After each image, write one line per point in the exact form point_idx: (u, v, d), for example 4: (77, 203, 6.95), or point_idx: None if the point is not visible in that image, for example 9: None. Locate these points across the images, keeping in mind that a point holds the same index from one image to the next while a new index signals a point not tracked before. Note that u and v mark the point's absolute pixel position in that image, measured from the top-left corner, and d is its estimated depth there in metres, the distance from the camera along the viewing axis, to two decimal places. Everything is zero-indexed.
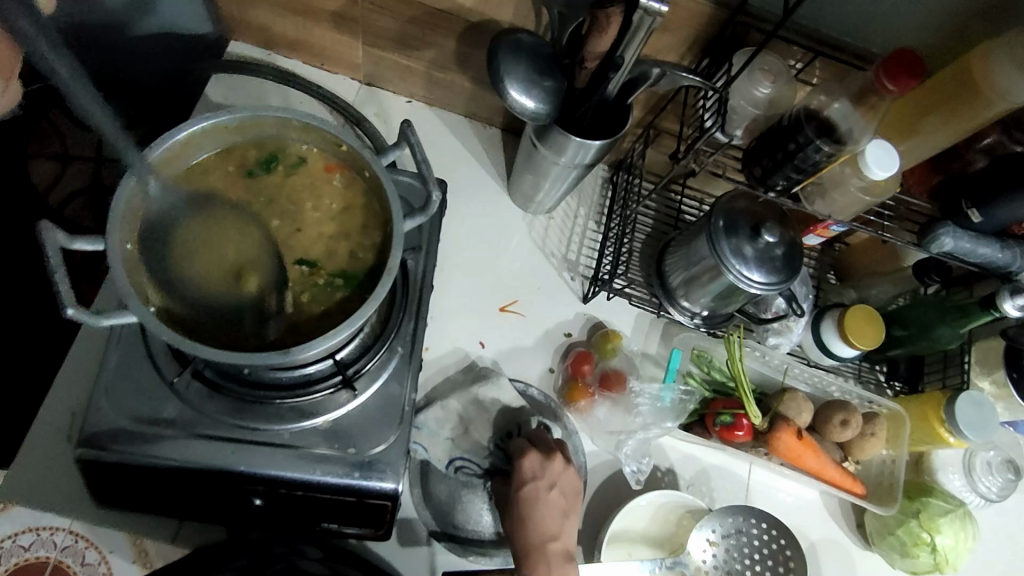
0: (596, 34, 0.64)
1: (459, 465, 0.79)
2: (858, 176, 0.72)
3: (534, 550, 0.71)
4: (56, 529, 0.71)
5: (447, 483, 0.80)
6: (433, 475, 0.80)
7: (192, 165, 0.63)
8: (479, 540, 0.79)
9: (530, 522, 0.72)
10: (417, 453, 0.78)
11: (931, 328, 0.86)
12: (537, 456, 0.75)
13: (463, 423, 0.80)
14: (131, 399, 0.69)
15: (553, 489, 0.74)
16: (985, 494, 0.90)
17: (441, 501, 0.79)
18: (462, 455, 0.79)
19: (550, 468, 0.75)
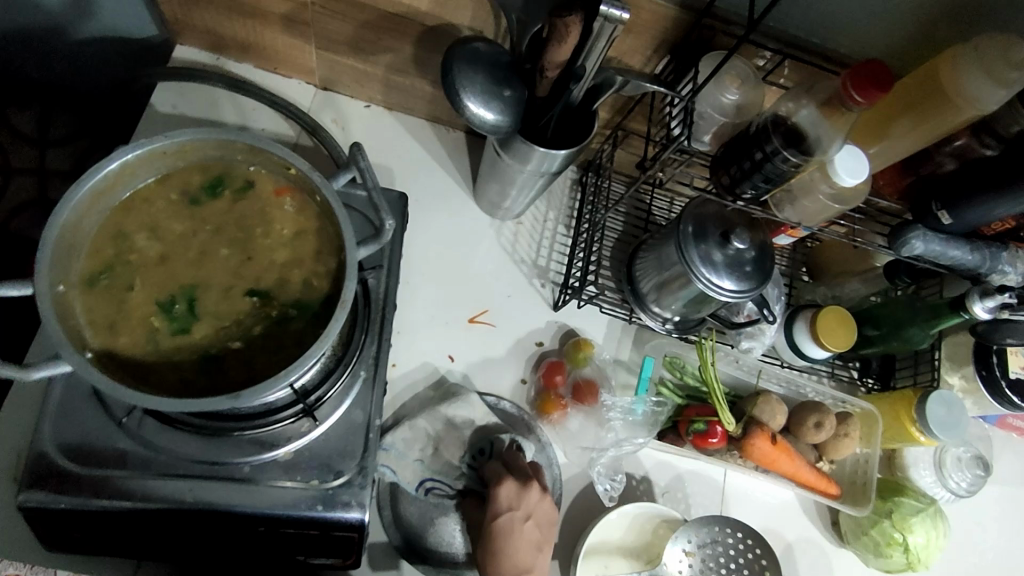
0: (554, 43, 0.60)
1: (429, 486, 0.77)
2: (827, 182, 0.70)
3: None
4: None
5: (417, 505, 0.78)
6: (402, 497, 0.78)
7: (131, 194, 0.59)
8: (453, 562, 0.77)
9: (506, 557, 0.70)
10: (386, 475, 0.76)
11: (903, 327, 0.85)
12: (513, 484, 0.73)
13: (433, 443, 0.78)
14: (79, 438, 0.65)
15: (526, 519, 0.73)
16: (955, 490, 0.90)
17: (411, 523, 0.77)
18: (433, 476, 0.77)
19: (526, 498, 0.73)
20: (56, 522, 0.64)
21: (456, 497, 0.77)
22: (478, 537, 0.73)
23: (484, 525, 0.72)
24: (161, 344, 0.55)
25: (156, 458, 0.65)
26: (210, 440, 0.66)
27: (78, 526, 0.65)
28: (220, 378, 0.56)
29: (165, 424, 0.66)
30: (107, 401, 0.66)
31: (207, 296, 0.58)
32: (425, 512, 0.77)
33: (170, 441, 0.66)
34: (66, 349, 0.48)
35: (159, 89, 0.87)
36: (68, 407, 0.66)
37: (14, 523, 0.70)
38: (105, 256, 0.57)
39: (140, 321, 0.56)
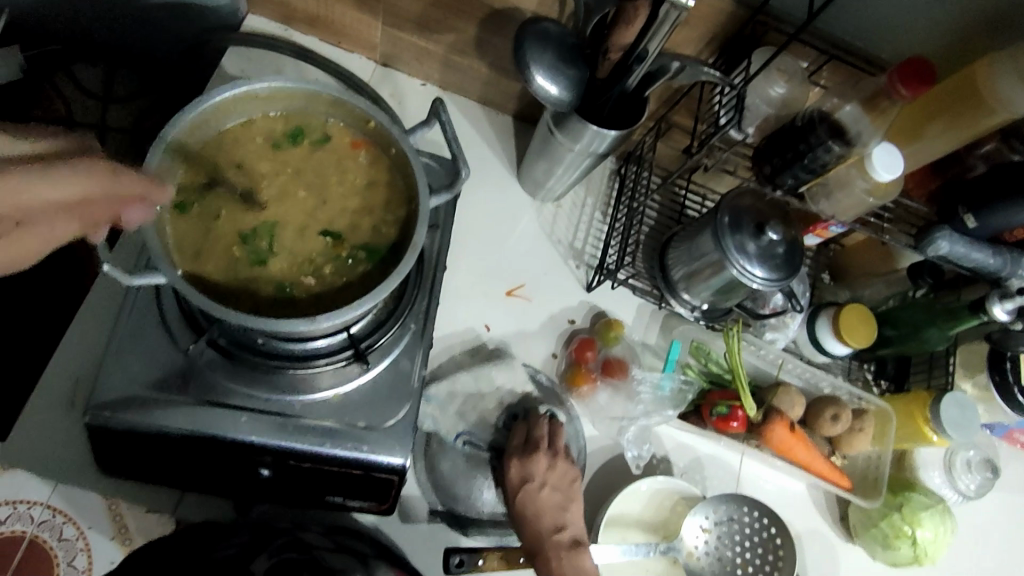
0: (623, 24, 0.67)
1: (466, 439, 0.83)
2: (863, 177, 0.73)
3: (545, 542, 0.75)
4: (34, 503, 0.72)
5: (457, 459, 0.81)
6: (437, 446, 0.82)
7: (220, 132, 0.63)
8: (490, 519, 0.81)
9: (533, 520, 0.76)
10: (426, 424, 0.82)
11: (920, 329, 0.89)
12: (517, 463, 0.78)
13: (470, 401, 0.85)
14: (141, 365, 0.69)
15: (530, 489, 0.77)
16: (964, 492, 0.93)
17: (447, 482, 0.81)
18: (470, 431, 0.83)
19: (536, 469, 0.77)
20: (116, 442, 0.68)
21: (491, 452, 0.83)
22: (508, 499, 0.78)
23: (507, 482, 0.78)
24: (242, 273, 0.59)
25: (215, 389, 0.69)
26: (268, 375, 0.70)
27: (135, 448, 0.69)
28: (291, 308, 0.59)
29: (226, 358, 0.69)
30: (174, 331, 0.70)
31: (285, 232, 0.62)
32: (457, 467, 0.81)
33: (229, 374, 0.70)
34: (164, 262, 0.53)
35: (229, 53, 0.94)
36: (137, 332, 0.70)
37: (73, 443, 0.75)
38: (199, 185, 0.61)
39: (223, 249, 0.59)
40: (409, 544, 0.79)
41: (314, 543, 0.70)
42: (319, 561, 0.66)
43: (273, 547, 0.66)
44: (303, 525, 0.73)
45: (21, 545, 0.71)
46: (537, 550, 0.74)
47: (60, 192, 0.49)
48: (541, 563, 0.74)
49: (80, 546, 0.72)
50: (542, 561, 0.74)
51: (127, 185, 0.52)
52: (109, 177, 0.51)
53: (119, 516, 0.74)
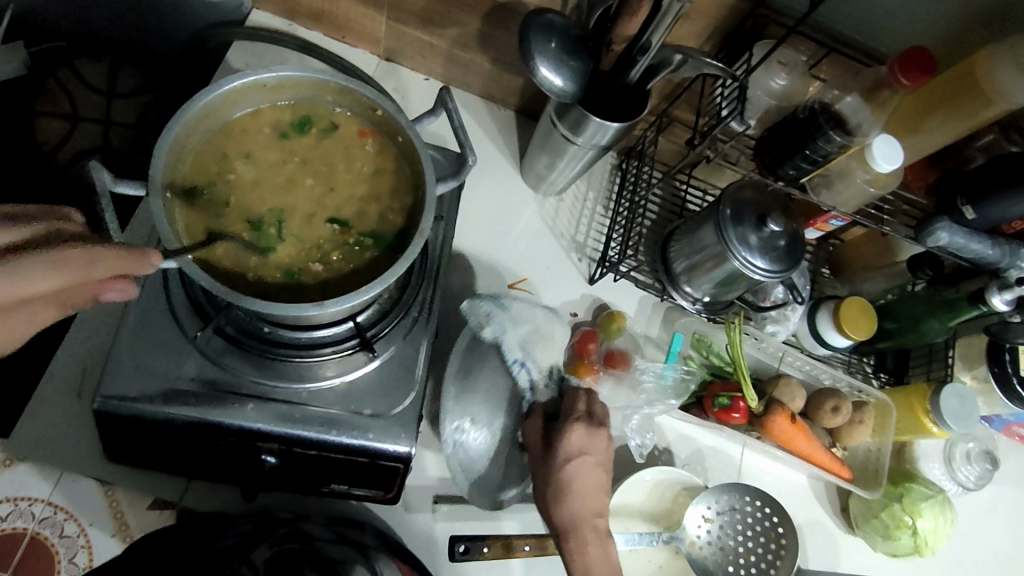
0: (626, 16, 0.69)
1: (522, 369, 0.81)
2: (864, 168, 0.74)
3: (576, 527, 0.72)
4: (35, 500, 0.73)
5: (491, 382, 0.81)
6: (479, 346, 0.82)
7: (228, 121, 0.63)
8: (469, 466, 0.80)
9: (567, 505, 0.72)
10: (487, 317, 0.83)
11: (921, 321, 0.90)
12: (581, 431, 0.75)
13: (541, 336, 0.83)
14: (148, 353, 0.69)
15: (585, 465, 0.74)
16: (964, 483, 0.94)
17: (469, 400, 0.80)
18: (532, 367, 0.81)
19: (596, 444, 0.75)
20: (123, 430, 0.69)
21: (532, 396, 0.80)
22: (543, 461, 0.75)
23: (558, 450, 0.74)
24: (250, 259, 0.60)
25: (223, 377, 0.70)
26: (275, 363, 0.71)
27: (143, 436, 0.70)
28: (299, 294, 0.60)
29: (234, 347, 0.70)
30: (182, 319, 0.71)
31: (293, 220, 0.62)
32: (487, 389, 0.80)
33: (236, 362, 0.70)
34: (175, 246, 0.53)
35: (234, 47, 0.93)
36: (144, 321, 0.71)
37: (82, 432, 0.76)
38: (208, 174, 0.62)
39: (232, 236, 0.60)
40: (414, 531, 0.80)
41: (315, 534, 0.70)
42: (319, 552, 0.67)
43: (274, 536, 0.68)
44: (305, 517, 0.75)
45: (23, 542, 0.72)
46: (572, 529, 0.72)
47: (42, 287, 0.46)
48: (577, 542, 0.72)
49: (82, 543, 0.73)
50: (576, 540, 0.72)
51: (109, 268, 0.49)
52: (84, 265, 0.48)
53: (121, 513, 0.74)
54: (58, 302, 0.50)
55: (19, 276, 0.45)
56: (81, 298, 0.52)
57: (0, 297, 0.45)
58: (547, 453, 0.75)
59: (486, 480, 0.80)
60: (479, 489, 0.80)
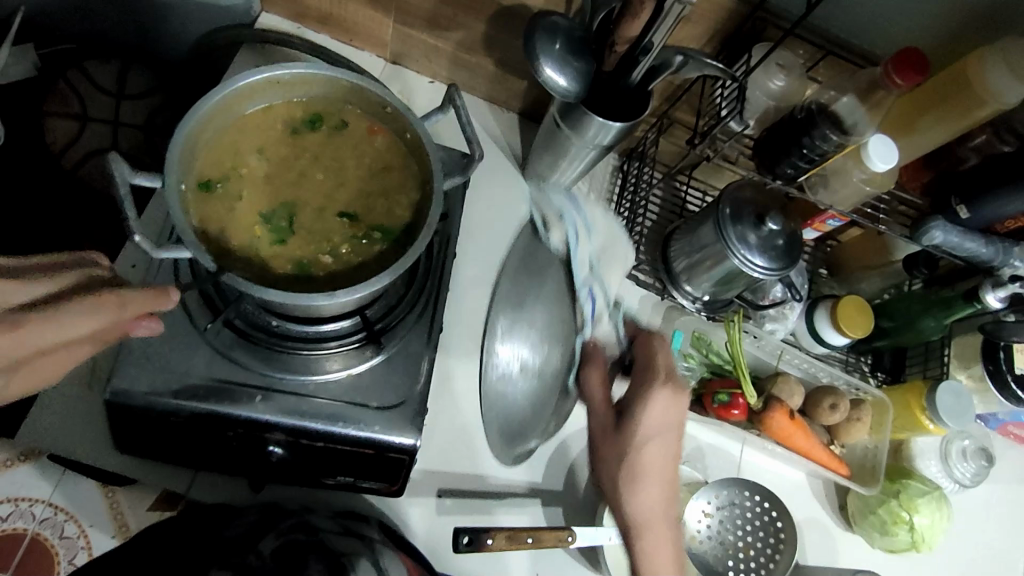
0: (629, 18, 0.70)
1: (590, 292, 0.84)
2: (860, 168, 0.76)
3: (650, 512, 0.72)
4: (35, 501, 0.77)
5: (554, 312, 0.85)
6: (544, 265, 0.87)
7: (242, 116, 0.65)
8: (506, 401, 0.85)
9: (640, 490, 0.72)
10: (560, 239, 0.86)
11: (917, 320, 0.92)
12: (661, 400, 0.73)
13: (608, 250, 0.86)
14: (160, 344, 0.71)
15: (664, 455, 0.73)
16: (959, 479, 0.95)
17: (529, 329, 0.85)
18: (597, 289, 0.85)
19: (670, 412, 0.73)
20: (132, 421, 0.70)
21: (590, 335, 0.84)
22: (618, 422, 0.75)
23: (636, 425, 0.73)
24: (262, 252, 0.61)
25: (232, 369, 0.71)
26: (284, 356, 0.72)
27: (152, 427, 0.71)
28: (308, 285, 0.61)
29: (243, 339, 0.72)
30: (192, 312, 0.72)
31: (303, 214, 0.64)
32: (547, 321, 0.85)
33: (246, 354, 0.72)
34: (189, 236, 0.55)
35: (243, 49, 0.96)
36: None
37: (89, 425, 0.77)
38: (221, 167, 0.63)
39: (245, 228, 0.62)
40: (417, 524, 0.81)
41: (321, 525, 0.67)
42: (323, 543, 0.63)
43: (279, 528, 0.64)
44: (310, 509, 0.72)
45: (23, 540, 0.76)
46: (648, 521, 0.72)
47: (74, 332, 0.54)
48: (654, 537, 0.72)
49: (81, 544, 0.76)
50: (652, 533, 0.72)
51: (135, 308, 0.58)
52: (117, 308, 0.56)
53: (121, 514, 0.77)
54: (95, 338, 0.58)
55: (66, 321, 0.53)
56: (113, 336, 0.59)
57: (45, 339, 0.53)
58: (620, 425, 0.75)
59: (516, 416, 0.85)
60: (506, 429, 0.85)
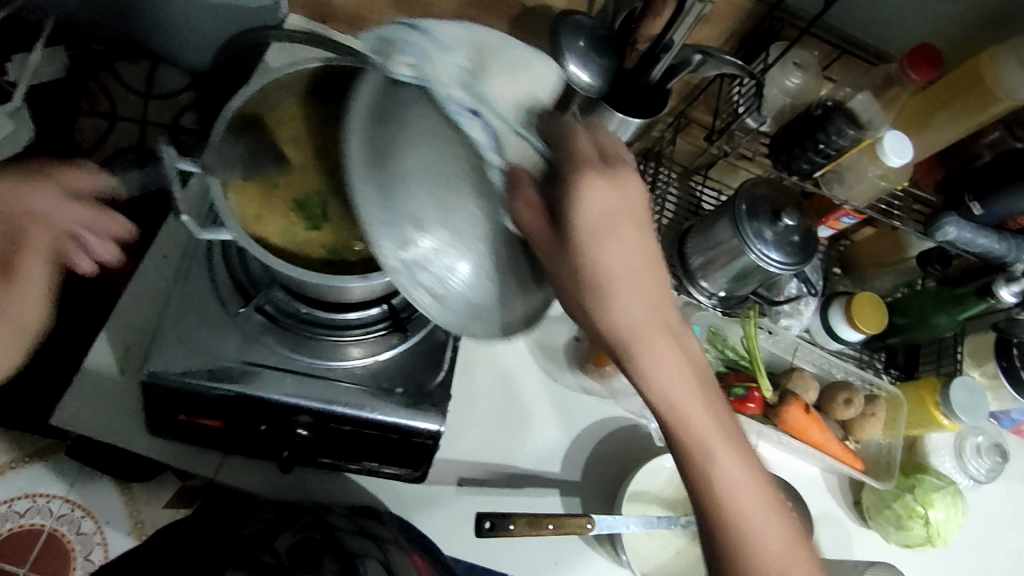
0: (652, 14, 0.74)
1: (470, 109, 0.56)
2: (875, 163, 0.78)
3: (631, 333, 0.55)
4: (52, 497, 0.79)
5: (437, 154, 0.54)
6: (401, 101, 0.54)
7: (280, 110, 0.68)
8: (464, 296, 0.56)
9: (607, 306, 0.55)
10: (406, 59, 0.56)
11: (929, 317, 0.93)
12: (599, 176, 0.55)
13: (480, 61, 0.60)
14: (194, 328, 0.73)
15: (625, 256, 0.56)
16: (974, 475, 0.96)
17: (413, 195, 0.52)
18: (482, 98, 0.57)
19: (625, 196, 0.56)
20: (166, 401, 0.72)
21: (501, 159, 0.55)
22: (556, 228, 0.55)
23: (575, 227, 0.55)
24: (298, 237, 0.64)
25: (263, 353, 0.73)
26: (312, 342, 0.74)
27: (184, 409, 0.73)
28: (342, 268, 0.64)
29: (274, 325, 0.74)
30: (225, 299, 0.75)
31: (336, 202, 0.67)
32: (434, 169, 0.53)
33: (276, 340, 0.74)
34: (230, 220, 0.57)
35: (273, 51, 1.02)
36: (191, 300, 0.74)
37: (121, 410, 0.79)
38: (259, 157, 0.66)
39: (281, 214, 0.64)
40: (439, 511, 0.82)
41: (337, 524, 0.66)
42: (337, 542, 0.63)
43: (296, 525, 0.64)
44: (326, 507, 0.70)
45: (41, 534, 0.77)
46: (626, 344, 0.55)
47: (41, 274, 0.72)
48: (667, 374, 0.56)
49: (96, 540, 0.78)
50: (643, 349, 0.55)
51: (89, 215, 0.75)
52: (62, 214, 0.74)
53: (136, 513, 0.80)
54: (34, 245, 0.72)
55: (13, 299, 0.69)
56: (69, 243, 0.74)
57: (33, 293, 0.71)
58: (558, 230, 0.55)
59: (492, 306, 0.57)
60: (481, 324, 0.57)
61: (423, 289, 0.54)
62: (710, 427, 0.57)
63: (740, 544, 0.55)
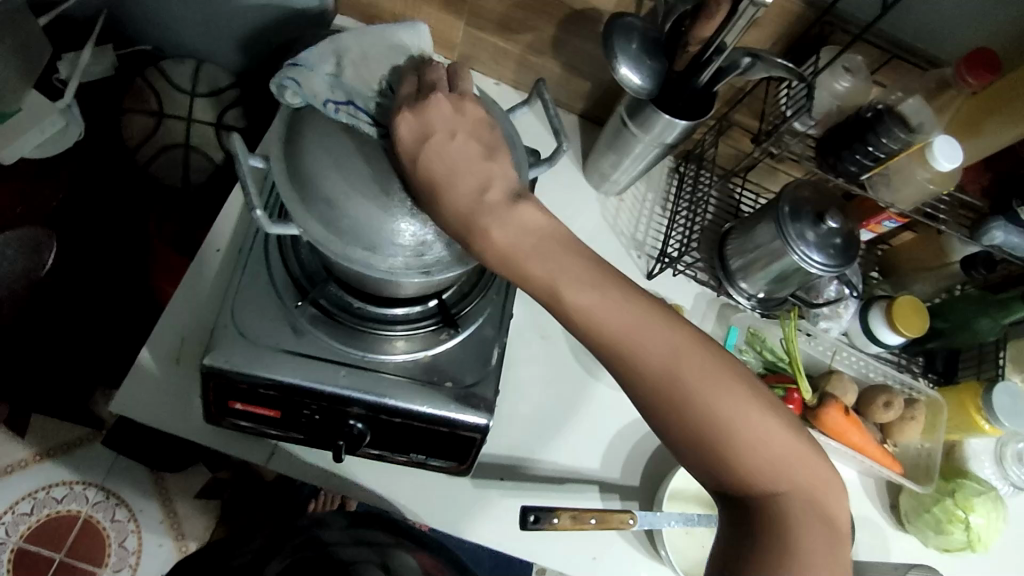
0: (702, 20, 0.71)
1: (334, 103, 0.61)
2: (924, 167, 0.78)
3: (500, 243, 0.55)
4: (91, 486, 1.22)
5: (335, 146, 0.62)
6: (300, 120, 0.65)
7: None
8: (403, 242, 0.62)
9: (448, 198, 0.57)
10: (289, 91, 0.61)
11: (972, 320, 0.94)
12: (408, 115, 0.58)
13: (352, 58, 0.64)
14: (252, 319, 0.75)
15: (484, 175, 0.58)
16: (1015, 482, 0.97)
17: (322, 178, 0.62)
18: (346, 89, 0.62)
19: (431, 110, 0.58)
20: (222, 388, 0.74)
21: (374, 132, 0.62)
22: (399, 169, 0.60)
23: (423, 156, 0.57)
24: None
25: (317, 345, 0.75)
26: (364, 335, 0.77)
27: (240, 397, 0.75)
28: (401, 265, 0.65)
29: (327, 317, 0.76)
30: (283, 292, 0.77)
31: None
32: (334, 157, 0.62)
33: (331, 332, 0.76)
34: None
35: None
36: (252, 293, 0.77)
37: (175, 399, 0.81)
38: None
39: None
40: (479, 505, 0.83)
41: (330, 540, 0.65)
42: (332, 556, 0.62)
43: (287, 548, 0.63)
44: (323, 520, 0.68)
45: (83, 514, 1.20)
46: (466, 224, 0.56)
47: None
48: (551, 266, 0.55)
49: (131, 528, 1.22)
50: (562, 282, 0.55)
51: None
52: None
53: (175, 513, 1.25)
54: None
55: None
56: None
57: None
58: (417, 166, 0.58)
59: (415, 247, 0.63)
60: (425, 258, 0.63)
61: (358, 247, 0.62)
62: (620, 314, 0.54)
63: (730, 448, 0.52)
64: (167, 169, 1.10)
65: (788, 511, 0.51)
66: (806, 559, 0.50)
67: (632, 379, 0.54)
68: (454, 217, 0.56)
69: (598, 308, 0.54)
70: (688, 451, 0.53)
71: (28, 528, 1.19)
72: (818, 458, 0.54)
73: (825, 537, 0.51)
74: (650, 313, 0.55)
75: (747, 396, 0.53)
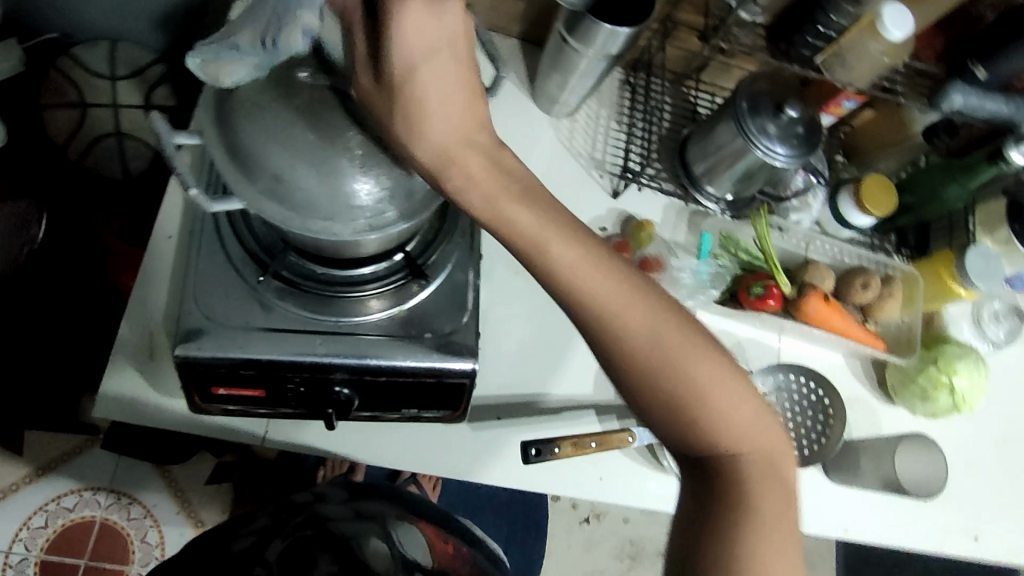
0: None
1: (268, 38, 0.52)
2: (876, 41, 0.76)
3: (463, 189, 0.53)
4: (100, 490, 1.23)
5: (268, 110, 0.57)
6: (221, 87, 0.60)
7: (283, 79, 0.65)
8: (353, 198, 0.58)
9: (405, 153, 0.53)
10: (224, 69, 0.54)
11: (940, 190, 0.93)
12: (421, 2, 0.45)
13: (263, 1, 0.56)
14: (215, 303, 0.73)
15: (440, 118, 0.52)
16: (994, 340, 0.99)
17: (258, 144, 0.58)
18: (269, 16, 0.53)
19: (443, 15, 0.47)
20: (200, 377, 0.72)
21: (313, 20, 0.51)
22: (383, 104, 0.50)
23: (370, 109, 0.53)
24: None
25: (289, 318, 0.73)
26: (335, 300, 0.75)
27: (221, 382, 0.73)
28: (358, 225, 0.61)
29: (292, 287, 0.74)
30: (243, 269, 0.75)
31: None
32: (274, 128, 0.56)
33: (300, 303, 0.74)
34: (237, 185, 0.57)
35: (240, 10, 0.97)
36: (210, 275, 0.74)
37: (156, 395, 0.79)
38: None
39: None
40: (479, 447, 0.84)
41: (330, 515, 0.68)
42: (332, 529, 0.66)
43: (289, 527, 0.66)
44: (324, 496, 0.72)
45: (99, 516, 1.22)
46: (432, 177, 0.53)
47: None
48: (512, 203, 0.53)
49: (149, 523, 1.23)
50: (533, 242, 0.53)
51: None
52: None
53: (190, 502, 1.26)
54: None
55: None
56: None
57: None
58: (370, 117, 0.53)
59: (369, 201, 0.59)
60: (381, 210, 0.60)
61: (307, 210, 0.58)
62: (599, 279, 0.52)
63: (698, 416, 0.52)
64: (103, 161, 1.05)
65: (752, 485, 0.51)
66: (766, 530, 0.50)
67: (600, 339, 0.53)
68: (423, 167, 0.52)
69: (575, 272, 0.52)
70: (655, 417, 0.53)
71: (47, 541, 1.20)
72: (783, 441, 0.54)
73: (783, 515, 0.52)
74: (631, 279, 0.53)
75: (726, 371, 0.53)
